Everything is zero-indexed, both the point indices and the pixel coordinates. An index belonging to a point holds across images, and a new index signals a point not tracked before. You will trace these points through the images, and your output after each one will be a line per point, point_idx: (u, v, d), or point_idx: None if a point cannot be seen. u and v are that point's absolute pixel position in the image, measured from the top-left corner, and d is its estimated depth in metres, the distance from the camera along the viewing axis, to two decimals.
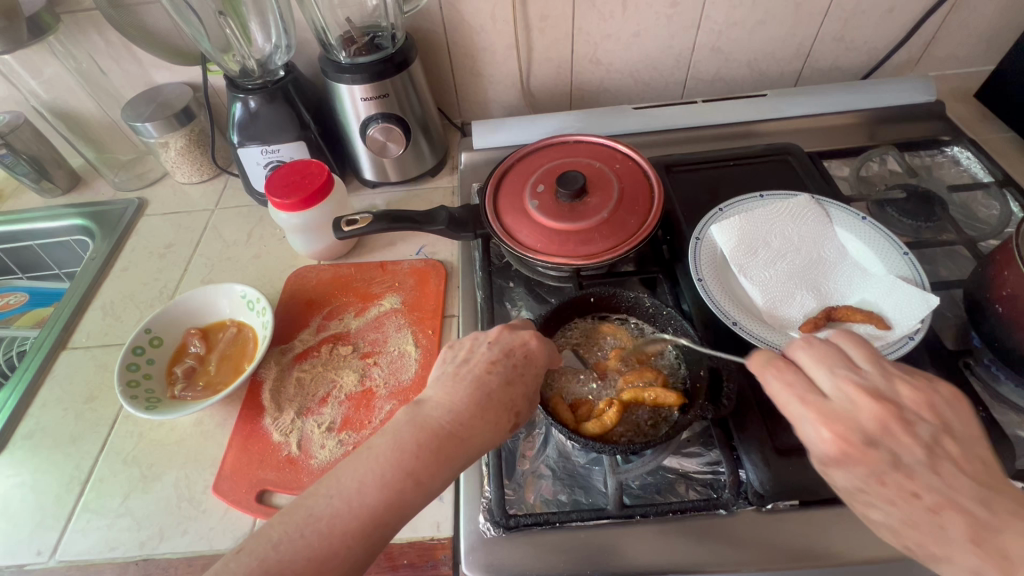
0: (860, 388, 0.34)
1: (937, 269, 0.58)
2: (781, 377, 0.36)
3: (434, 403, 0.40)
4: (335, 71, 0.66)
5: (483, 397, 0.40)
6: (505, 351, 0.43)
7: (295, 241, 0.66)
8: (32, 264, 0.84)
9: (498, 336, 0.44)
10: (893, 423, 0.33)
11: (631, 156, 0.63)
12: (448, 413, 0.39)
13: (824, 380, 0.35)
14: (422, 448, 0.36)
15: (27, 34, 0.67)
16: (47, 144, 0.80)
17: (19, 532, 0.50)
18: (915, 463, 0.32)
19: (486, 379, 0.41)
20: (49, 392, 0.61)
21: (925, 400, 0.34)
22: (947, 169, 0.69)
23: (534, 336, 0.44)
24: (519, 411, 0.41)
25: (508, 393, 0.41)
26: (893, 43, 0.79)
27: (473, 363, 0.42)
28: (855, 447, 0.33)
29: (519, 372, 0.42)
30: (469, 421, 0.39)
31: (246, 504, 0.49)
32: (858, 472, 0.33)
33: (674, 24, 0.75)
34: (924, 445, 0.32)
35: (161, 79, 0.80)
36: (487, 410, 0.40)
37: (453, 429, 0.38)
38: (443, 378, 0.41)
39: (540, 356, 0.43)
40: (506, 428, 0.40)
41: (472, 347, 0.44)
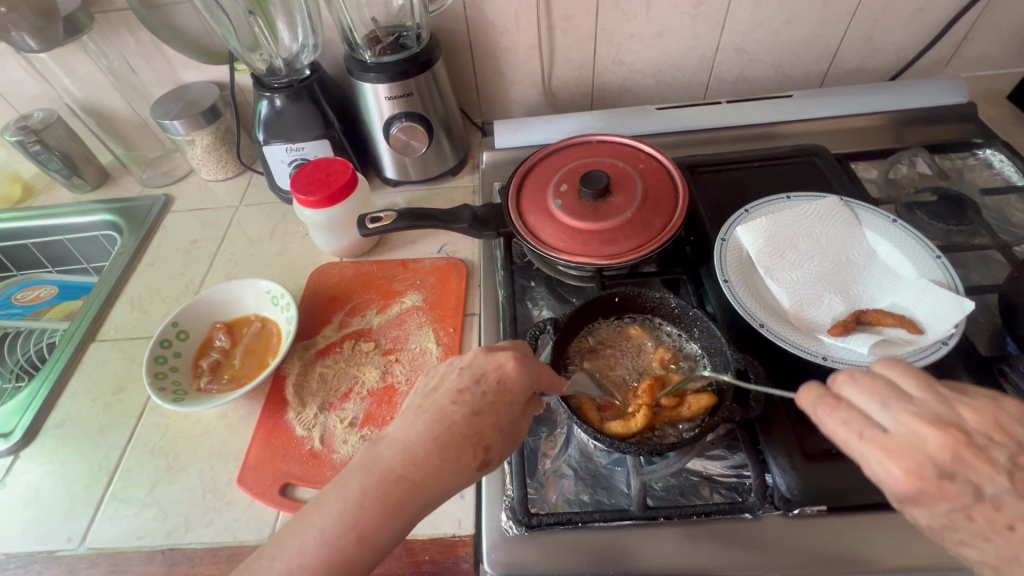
0: (918, 416, 0.32)
1: (969, 274, 0.57)
2: (835, 414, 0.34)
3: (390, 441, 0.37)
4: (360, 70, 0.66)
5: (444, 433, 0.37)
6: (474, 377, 0.40)
7: (318, 238, 0.67)
8: (61, 257, 0.86)
9: (470, 361, 0.41)
10: (965, 451, 0.30)
11: (655, 156, 0.63)
12: (400, 451, 0.36)
13: (879, 413, 0.33)
14: (368, 494, 0.34)
15: (63, 34, 0.68)
16: (78, 140, 0.82)
17: (50, 519, 0.51)
18: (1001, 494, 0.29)
19: (450, 412, 0.38)
20: (79, 382, 0.62)
21: (994, 422, 0.31)
22: (978, 172, 0.68)
23: (511, 359, 0.40)
24: (487, 443, 0.38)
25: (475, 425, 0.38)
26: (923, 44, 0.78)
27: (440, 393, 0.40)
28: (928, 482, 0.30)
29: (488, 400, 0.39)
30: (426, 460, 0.36)
31: (270, 497, 0.50)
32: (941, 509, 0.30)
33: (699, 24, 0.75)
34: (1007, 473, 0.29)
35: (189, 78, 0.81)
36: (446, 446, 0.37)
37: (405, 472, 0.36)
38: (405, 411, 0.39)
39: (518, 381, 0.40)
40: (473, 464, 0.37)
41: (444, 373, 0.42)
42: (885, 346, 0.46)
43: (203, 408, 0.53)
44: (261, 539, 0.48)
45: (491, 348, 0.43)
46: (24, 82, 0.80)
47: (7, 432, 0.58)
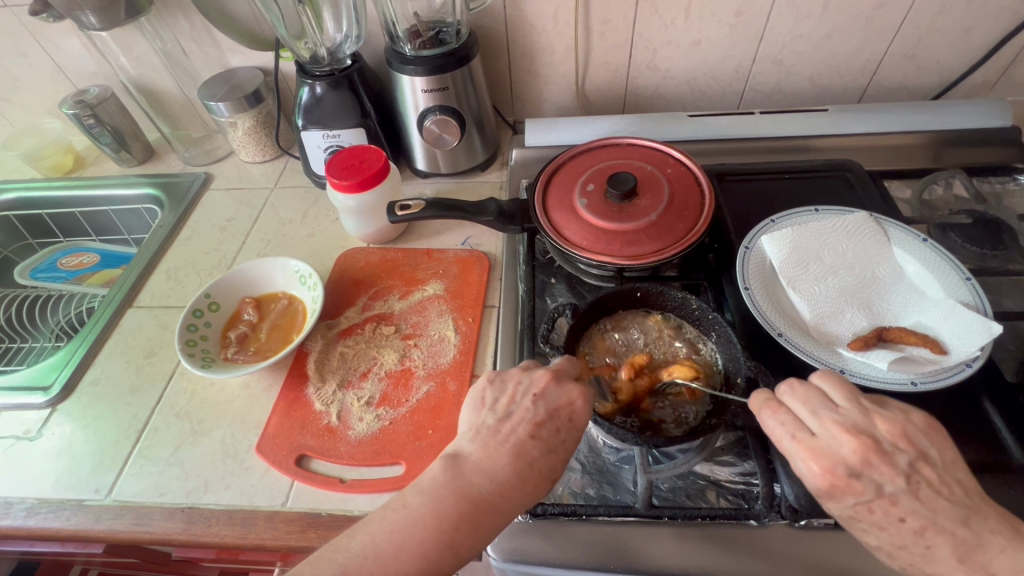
0: (839, 423, 0.36)
1: (1000, 300, 0.55)
2: (776, 416, 0.37)
3: (475, 465, 0.39)
4: (399, 62, 0.68)
5: (525, 466, 0.39)
6: (550, 412, 0.41)
7: (348, 223, 0.69)
8: (104, 227, 0.91)
9: (543, 391, 0.41)
10: (873, 455, 0.35)
11: (683, 162, 0.63)
12: (489, 482, 0.39)
13: (810, 419, 0.37)
14: (463, 519, 0.37)
15: (124, 16, 0.72)
16: (128, 117, 0.86)
17: (81, 470, 0.54)
18: (897, 491, 0.34)
19: (529, 446, 0.40)
20: (114, 345, 0.65)
21: (899, 432, 0.36)
22: (1018, 197, 0.66)
23: (581, 396, 0.41)
24: (557, 477, 0.41)
25: (550, 460, 0.40)
26: (969, 64, 0.77)
27: (518, 419, 0.41)
28: (840, 479, 0.35)
29: (562, 438, 0.41)
30: (511, 491, 0.39)
31: (286, 467, 0.51)
32: (848, 501, 0.35)
33: (737, 33, 0.75)
34: (903, 474, 0.34)
35: (237, 63, 0.85)
36: (527, 481, 0.39)
37: (492, 500, 0.38)
38: (485, 436, 0.41)
39: (585, 418, 0.41)
40: (546, 495, 0.40)
41: (516, 398, 0.42)
42: (905, 363, 0.46)
43: (244, 373, 0.56)
44: (275, 506, 0.50)
45: (556, 369, 0.43)
46: (84, 59, 0.85)
47: (46, 385, 0.61)
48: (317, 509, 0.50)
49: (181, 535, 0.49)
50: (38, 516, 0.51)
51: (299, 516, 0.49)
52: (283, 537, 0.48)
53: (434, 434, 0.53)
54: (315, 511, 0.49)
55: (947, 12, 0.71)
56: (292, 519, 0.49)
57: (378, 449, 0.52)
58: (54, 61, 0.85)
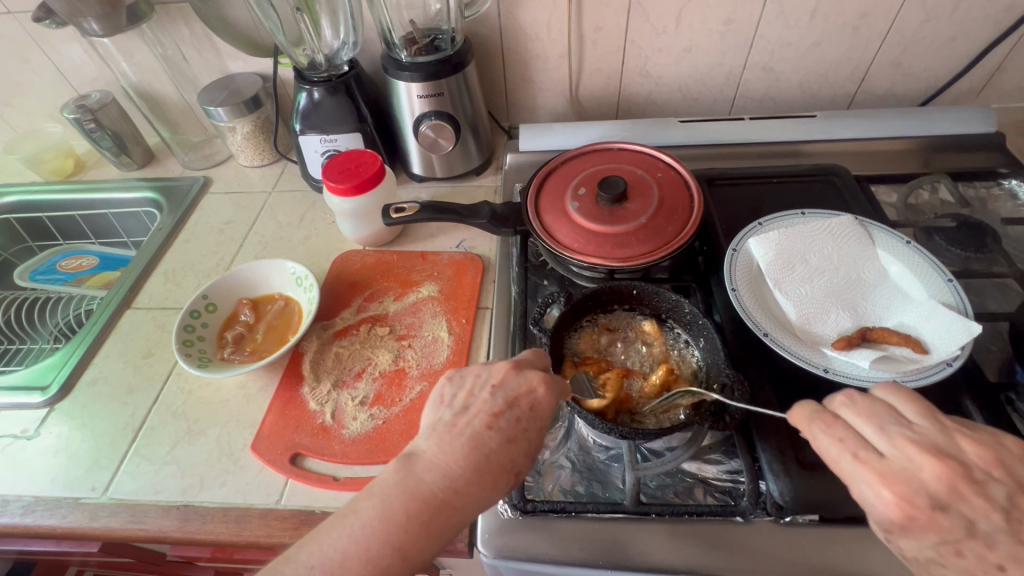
0: (915, 442, 0.34)
1: (984, 302, 0.57)
2: (831, 431, 0.36)
3: (428, 462, 0.39)
4: (396, 69, 0.69)
5: (481, 459, 0.39)
6: (508, 401, 0.41)
7: (344, 225, 0.70)
8: (104, 230, 0.92)
9: (501, 381, 0.42)
10: (961, 483, 0.32)
11: (673, 167, 0.65)
12: (441, 478, 0.38)
13: (878, 437, 0.35)
14: (411, 519, 0.36)
15: (125, 22, 0.73)
16: (129, 122, 0.87)
17: (77, 469, 0.55)
18: (992, 530, 0.31)
19: (485, 437, 0.40)
20: (112, 346, 0.66)
21: (991, 458, 0.33)
22: (1002, 202, 0.67)
23: (542, 383, 0.42)
24: (518, 469, 0.40)
25: (509, 450, 0.40)
26: (954, 72, 0.78)
27: (474, 413, 0.41)
28: (919, 510, 0.32)
29: (522, 427, 0.41)
30: (464, 486, 0.38)
31: (281, 465, 0.52)
32: (930, 539, 0.32)
33: (727, 41, 0.76)
34: (1000, 510, 0.31)
35: (236, 69, 0.86)
36: (483, 474, 0.38)
37: (444, 498, 0.37)
38: (440, 431, 0.40)
39: (547, 406, 0.42)
40: (505, 487, 0.39)
41: (474, 390, 0.43)
42: (888, 363, 0.47)
43: (242, 372, 0.56)
44: (269, 503, 0.51)
45: (516, 362, 0.44)
46: (85, 64, 0.86)
47: (44, 386, 0.62)
48: (311, 507, 0.50)
49: (176, 532, 0.50)
50: (34, 514, 0.52)
51: (293, 513, 0.50)
52: (277, 534, 0.49)
53: None
54: (309, 508, 0.50)
55: (933, 21, 0.72)
56: (286, 517, 0.50)
57: (371, 447, 0.53)
58: (56, 67, 0.86)
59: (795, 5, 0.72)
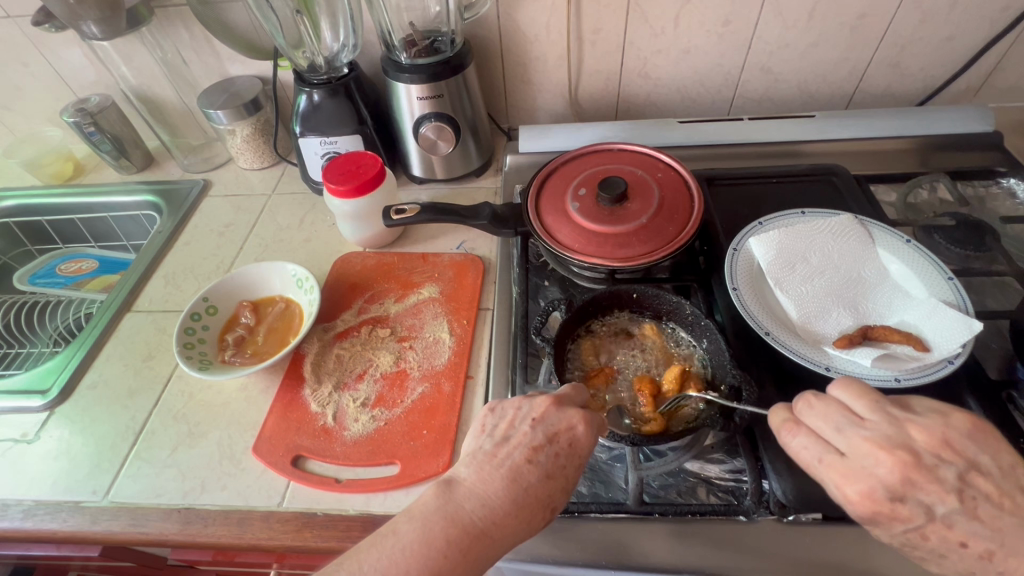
0: (871, 441, 0.35)
1: (984, 300, 0.57)
2: (796, 440, 0.37)
3: (468, 490, 0.39)
4: (395, 71, 0.69)
5: (520, 494, 0.39)
6: (549, 436, 0.41)
7: (344, 227, 0.70)
8: (103, 233, 0.91)
9: (543, 416, 0.42)
10: (915, 473, 0.34)
11: (673, 167, 0.65)
12: (481, 507, 0.38)
13: (836, 438, 0.37)
14: (451, 546, 0.36)
15: (125, 25, 0.73)
16: (128, 125, 0.87)
17: (78, 473, 0.55)
18: (950, 512, 0.33)
19: (525, 471, 0.40)
20: (112, 349, 0.66)
21: (939, 443, 0.35)
22: (1000, 201, 0.67)
23: (582, 420, 0.42)
24: (555, 505, 0.40)
25: (548, 486, 0.40)
26: (951, 72, 0.79)
27: (515, 445, 0.41)
28: (882, 505, 0.34)
29: (561, 464, 0.40)
30: (503, 519, 0.38)
31: (282, 468, 0.52)
32: (897, 528, 0.34)
33: (725, 42, 0.76)
34: (953, 492, 0.34)
35: (236, 72, 0.86)
36: (522, 508, 0.38)
37: (484, 528, 0.37)
38: (480, 460, 0.41)
39: (586, 444, 0.41)
40: (541, 524, 0.39)
41: (515, 422, 0.43)
42: (888, 361, 0.47)
43: (245, 374, 0.57)
44: (270, 506, 0.51)
45: (558, 395, 0.44)
46: (85, 68, 0.86)
47: (45, 389, 0.62)
48: (312, 509, 0.50)
49: (177, 536, 0.50)
50: (35, 518, 0.52)
51: (295, 515, 0.50)
52: (279, 536, 0.49)
53: (428, 435, 0.53)
54: (311, 510, 0.50)
55: (930, 21, 0.73)
56: (288, 519, 0.50)
57: (373, 449, 0.53)
58: (55, 71, 0.86)
59: (793, 6, 0.72)
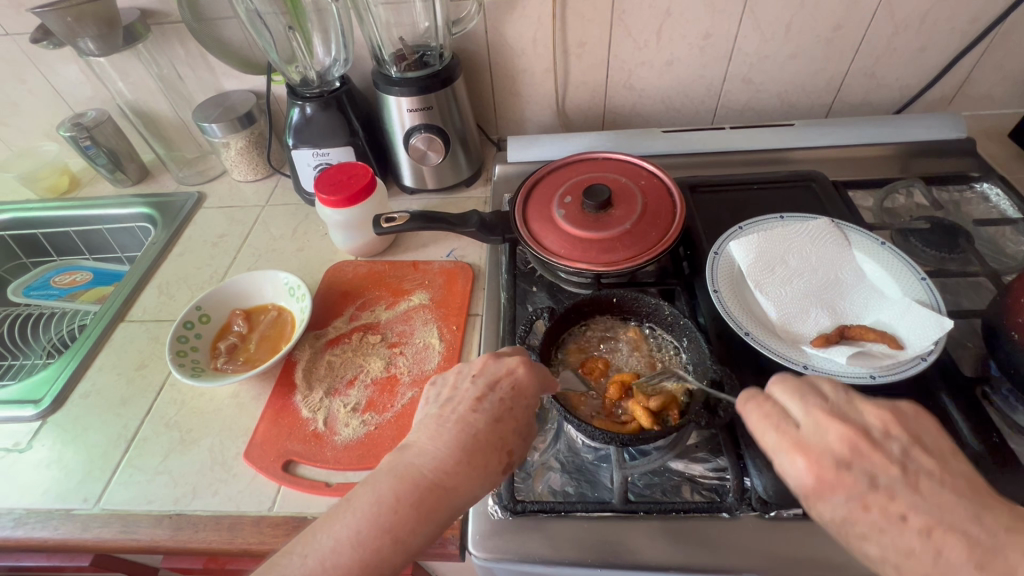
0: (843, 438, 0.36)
1: (959, 300, 0.58)
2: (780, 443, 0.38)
3: (418, 449, 0.40)
4: (386, 83, 0.71)
5: (468, 439, 0.40)
6: (489, 385, 0.44)
7: (336, 237, 0.72)
8: (98, 245, 0.92)
9: (483, 370, 0.45)
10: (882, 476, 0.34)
11: (656, 174, 0.67)
12: (431, 461, 0.39)
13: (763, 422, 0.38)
14: (401, 501, 0.37)
15: (122, 42, 0.75)
16: (124, 139, 0.89)
17: (69, 481, 0.55)
18: None
19: (471, 420, 0.42)
20: (105, 358, 0.66)
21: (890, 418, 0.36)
22: (975, 204, 0.70)
23: (521, 364, 0.45)
24: (508, 450, 0.41)
25: (496, 430, 0.41)
26: (925, 82, 0.81)
27: (458, 401, 0.43)
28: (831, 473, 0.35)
29: (506, 406, 0.43)
30: (455, 468, 0.39)
31: (273, 472, 0.53)
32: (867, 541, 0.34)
33: (707, 54, 0.79)
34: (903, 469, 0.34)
35: (231, 87, 0.88)
36: (472, 453, 0.40)
37: (435, 480, 0.38)
38: (428, 422, 0.42)
39: (528, 386, 0.44)
40: (497, 469, 0.40)
41: (457, 383, 0.45)
42: (865, 358, 0.48)
43: (238, 381, 0.57)
44: (261, 511, 0.51)
45: (496, 355, 0.47)
46: (81, 84, 0.88)
47: (37, 399, 0.62)
48: (303, 513, 0.51)
49: (167, 542, 0.50)
50: (26, 526, 0.52)
51: (286, 519, 0.50)
52: (269, 540, 0.49)
53: None
54: (302, 514, 0.50)
55: (902, 33, 0.76)
56: (279, 523, 0.50)
57: (363, 453, 0.53)
58: (53, 87, 0.88)
59: (771, 19, 0.75)
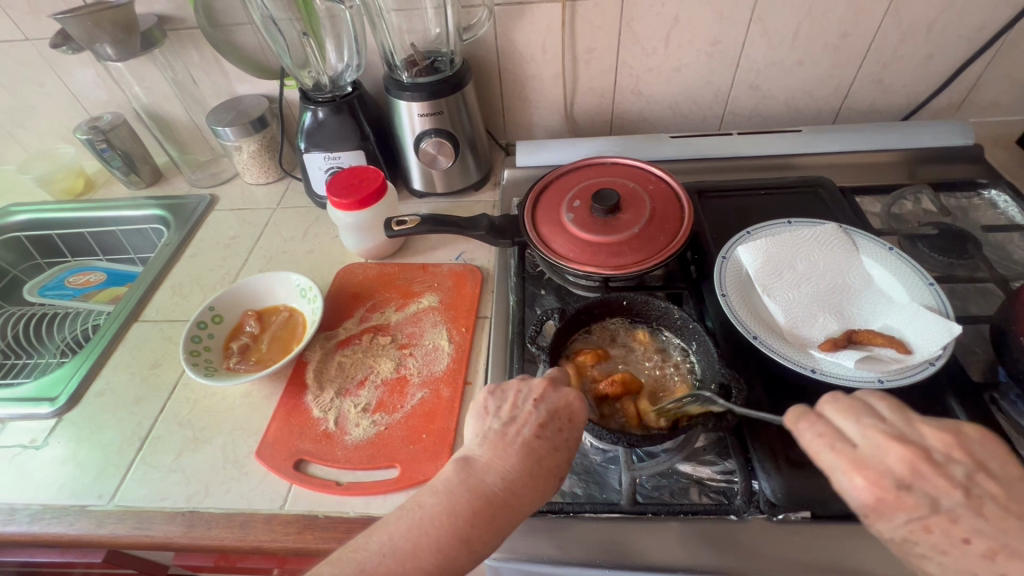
0: (884, 433, 0.37)
1: (967, 305, 0.59)
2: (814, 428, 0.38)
3: (485, 466, 0.41)
4: (397, 89, 0.72)
5: (534, 464, 0.40)
6: (550, 412, 0.43)
7: (347, 239, 0.73)
8: (112, 246, 0.94)
9: (543, 395, 0.44)
10: (923, 465, 0.35)
11: (664, 179, 0.67)
12: (499, 479, 0.40)
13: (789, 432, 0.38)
14: (477, 515, 0.38)
15: (139, 47, 0.77)
16: (138, 142, 0.90)
17: (85, 477, 0.56)
18: (955, 506, 0.34)
19: (536, 445, 0.41)
20: (120, 357, 0.67)
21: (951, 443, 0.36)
22: (983, 211, 0.70)
23: (581, 397, 0.44)
24: (566, 474, 0.42)
25: (557, 456, 0.42)
26: (932, 89, 0.82)
27: (522, 422, 0.43)
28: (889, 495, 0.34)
29: (566, 436, 0.42)
30: (522, 488, 0.39)
31: (285, 471, 0.53)
32: (900, 519, 0.34)
33: (714, 61, 0.80)
34: (960, 487, 0.34)
35: (244, 91, 0.89)
36: (536, 477, 0.40)
37: (506, 498, 0.39)
38: (491, 440, 0.42)
39: (586, 415, 0.44)
40: (556, 492, 0.41)
41: (518, 403, 0.44)
42: (874, 362, 0.48)
43: (251, 380, 0.58)
44: (273, 509, 0.52)
45: (552, 378, 0.46)
46: (98, 88, 0.89)
47: (53, 397, 0.63)
48: (314, 511, 0.51)
49: (181, 538, 0.51)
50: (42, 522, 0.53)
51: (297, 518, 0.51)
52: (281, 538, 0.50)
53: (428, 438, 0.55)
54: (312, 513, 0.51)
55: (909, 40, 0.76)
56: (291, 521, 0.51)
57: (374, 453, 0.54)
58: (70, 90, 0.90)
59: (778, 26, 0.75)
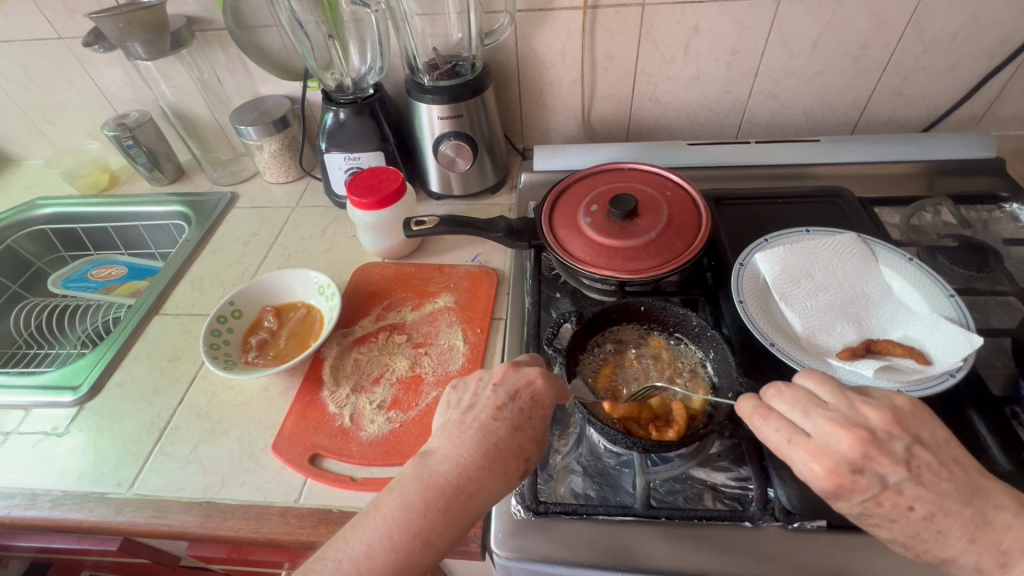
0: (831, 420, 0.37)
1: (987, 318, 0.58)
2: (769, 423, 0.39)
3: (442, 456, 0.41)
4: (418, 91, 0.73)
5: (491, 448, 0.41)
6: (510, 394, 0.44)
7: (365, 239, 0.74)
8: (134, 242, 0.96)
9: (502, 380, 0.45)
10: (871, 448, 0.36)
11: (682, 186, 0.67)
12: (455, 467, 0.40)
13: (802, 421, 0.38)
14: (430, 506, 0.38)
15: (168, 47, 0.78)
16: (163, 140, 0.92)
17: (104, 465, 0.57)
18: (900, 481, 0.35)
19: (492, 428, 0.42)
20: (141, 349, 0.69)
21: (891, 420, 0.37)
22: (1004, 224, 0.69)
23: (540, 375, 0.45)
24: (527, 457, 0.43)
25: (515, 438, 0.43)
26: (953, 101, 0.81)
27: (479, 409, 0.44)
28: (844, 478, 0.36)
29: (525, 416, 0.43)
30: (479, 473, 0.40)
31: (300, 465, 0.54)
32: (855, 499, 0.36)
33: (733, 70, 0.80)
34: (902, 463, 0.36)
35: (267, 92, 0.91)
36: (494, 461, 0.41)
37: (462, 485, 0.39)
38: (450, 429, 0.43)
39: (546, 395, 0.45)
40: (516, 475, 0.42)
41: (478, 391, 0.46)
42: (892, 373, 0.48)
43: (269, 375, 0.59)
44: (288, 502, 0.52)
45: (514, 365, 0.48)
46: (125, 86, 0.91)
47: (75, 386, 0.64)
48: (328, 506, 0.52)
49: (197, 528, 0.51)
50: (62, 508, 0.54)
51: (311, 512, 0.51)
52: (294, 531, 0.50)
53: None
54: (327, 507, 0.52)
55: (930, 53, 0.76)
56: (304, 515, 0.51)
57: (388, 450, 0.54)
58: (99, 89, 0.92)
59: (798, 36, 0.76)
